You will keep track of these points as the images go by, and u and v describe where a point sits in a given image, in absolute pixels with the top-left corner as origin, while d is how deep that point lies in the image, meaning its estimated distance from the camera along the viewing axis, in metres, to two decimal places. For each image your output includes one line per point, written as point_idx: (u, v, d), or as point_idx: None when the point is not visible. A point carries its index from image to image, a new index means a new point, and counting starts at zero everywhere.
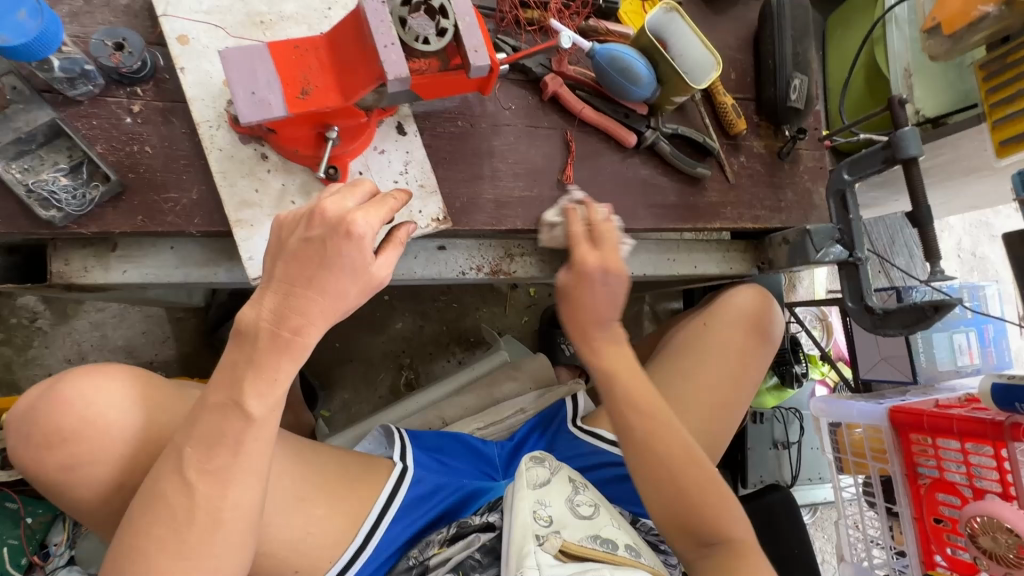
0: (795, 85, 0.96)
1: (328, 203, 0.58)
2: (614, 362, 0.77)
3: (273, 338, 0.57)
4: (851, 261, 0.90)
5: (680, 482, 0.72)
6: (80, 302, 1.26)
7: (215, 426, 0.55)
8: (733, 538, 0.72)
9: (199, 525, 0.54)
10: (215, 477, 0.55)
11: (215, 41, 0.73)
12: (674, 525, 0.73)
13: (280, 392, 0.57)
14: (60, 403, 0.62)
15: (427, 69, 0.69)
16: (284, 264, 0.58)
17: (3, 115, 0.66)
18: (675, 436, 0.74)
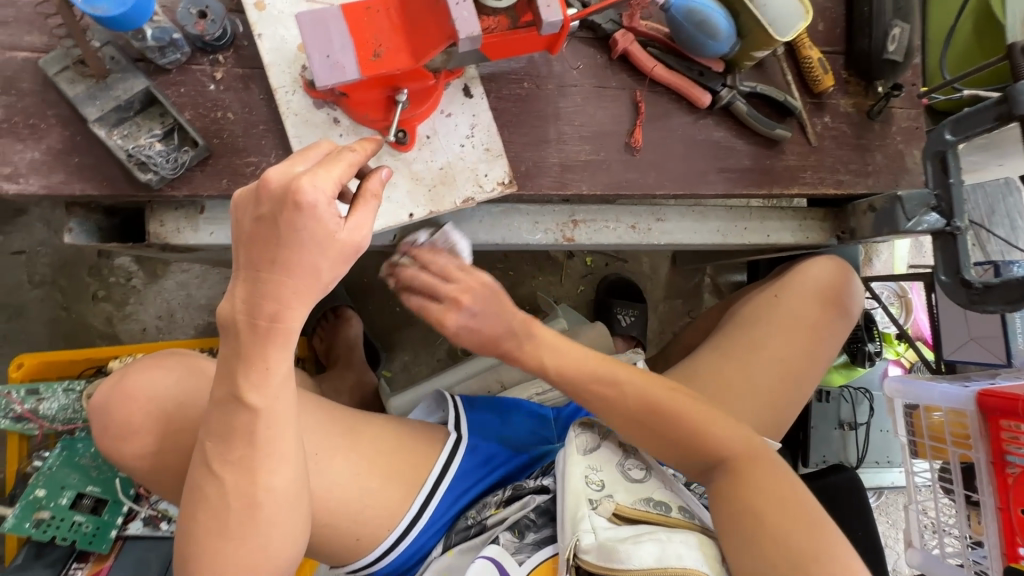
0: (895, 34, 0.87)
1: (275, 176, 0.53)
2: (549, 343, 0.82)
3: (256, 329, 0.56)
4: (947, 231, 0.82)
5: (656, 426, 0.76)
6: (167, 263, 1.37)
7: (225, 422, 0.58)
8: (728, 458, 0.74)
9: (238, 510, 0.59)
10: (237, 467, 0.59)
11: (291, 7, 0.74)
12: (677, 463, 0.77)
13: (276, 378, 0.58)
14: (120, 399, 0.71)
15: (497, 27, 0.67)
16: (245, 249, 0.55)
17: (105, 84, 0.69)
18: (634, 385, 0.78)
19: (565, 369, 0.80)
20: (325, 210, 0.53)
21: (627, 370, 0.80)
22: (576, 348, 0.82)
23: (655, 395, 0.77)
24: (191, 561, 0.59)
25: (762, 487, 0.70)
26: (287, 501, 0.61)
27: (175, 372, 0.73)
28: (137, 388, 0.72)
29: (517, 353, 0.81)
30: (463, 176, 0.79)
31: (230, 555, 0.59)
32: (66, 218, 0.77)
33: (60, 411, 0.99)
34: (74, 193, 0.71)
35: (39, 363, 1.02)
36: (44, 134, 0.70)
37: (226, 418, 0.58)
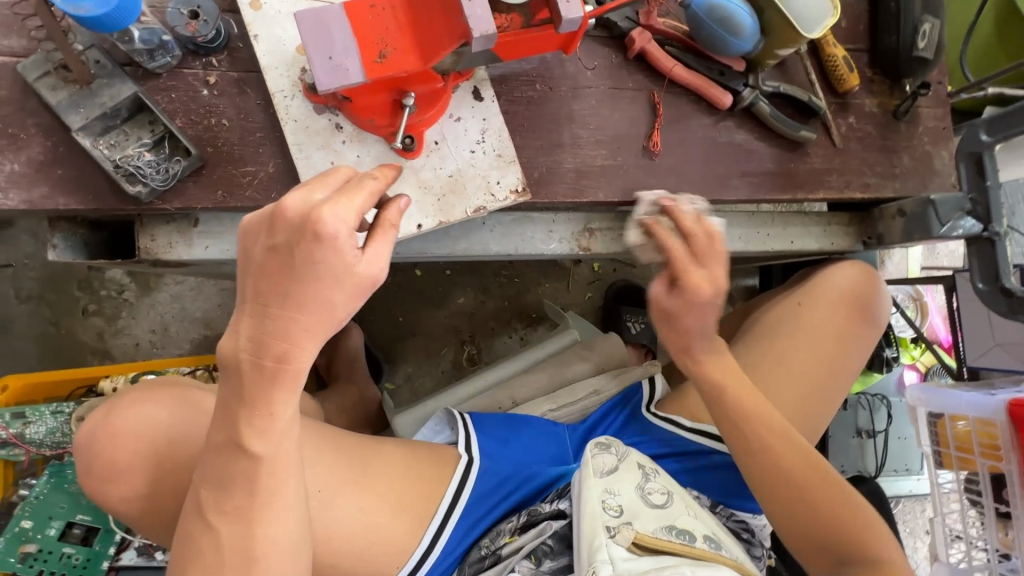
0: (924, 31, 0.82)
1: (292, 204, 0.49)
2: (721, 378, 0.76)
3: (261, 368, 0.51)
4: (985, 236, 0.78)
5: (796, 497, 0.72)
6: (161, 275, 1.31)
7: (222, 468, 0.54)
8: (878, 556, 0.69)
9: (234, 564, 0.54)
10: (235, 518, 0.54)
11: (290, 6, 0.70)
12: (811, 547, 0.72)
13: (281, 422, 0.54)
14: (104, 437, 0.66)
15: (508, 25, 0.63)
16: (254, 280, 0.50)
17: (89, 90, 0.64)
18: (786, 447, 0.73)
19: (751, 421, 0.74)
20: (345, 240, 0.49)
21: (794, 435, 0.75)
22: (761, 400, 0.75)
23: (806, 465, 0.72)
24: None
25: None
26: (288, 552, 0.56)
27: (164, 408, 0.68)
28: (124, 425, 0.66)
29: (695, 369, 0.77)
30: (474, 184, 0.74)
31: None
32: (49, 233, 0.72)
33: (47, 435, 0.94)
34: (57, 208, 0.66)
35: (24, 385, 0.96)
36: (24, 144, 0.65)
37: (225, 463, 0.53)
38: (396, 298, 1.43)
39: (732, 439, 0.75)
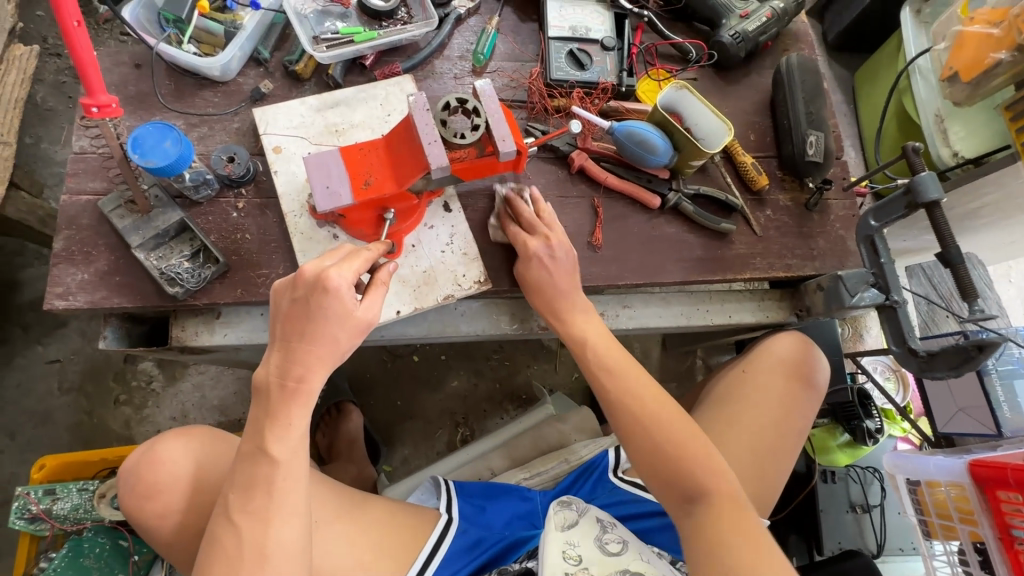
0: (812, 141, 1.01)
1: (309, 267, 0.68)
2: (589, 335, 0.87)
3: (284, 389, 0.67)
4: (888, 304, 0.88)
5: (639, 434, 0.79)
6: (186, 366, 1.47)
7: (249, 473, 0.67)
8: (709, 493, 0.73)
9: (250, 562, 0.64)
10: (254, 516, 0.65)
11: (303, 149, 0.92)
12: (659, 484, 0.76)
13: (297, 433, 0.68)
14: (149, 464, 0.81)
15: (462, 157, 0.82)
16: (281, 324, 0.68)
17: (147, 218, 0.84)
18: (641, 391, 0.82)
19: (606, 370, 0.84)
20: (345, 293, 0.68)
21: (650, 386, 0.83)
22: (616, 350, 0.86)
23: (655, 408, 0.80)
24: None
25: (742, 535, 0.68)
26: (293, 552, 0.66)
27: (201, 442, 0.84)
28: (166, 453, 0.81)
29: (568, 324, 0.88)
30: (444, 278, 0.90)
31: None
32: (102, 326, 0.89)
33: (71, 510, 1.05)
34: (112, 306, 0.84)
35: (58, 465, 1.09)
36: (94, 259, 0.85)
37: (250, 470, 0.67)
38: (394, 382, 1.55)
39: (597, 385, 0.84)
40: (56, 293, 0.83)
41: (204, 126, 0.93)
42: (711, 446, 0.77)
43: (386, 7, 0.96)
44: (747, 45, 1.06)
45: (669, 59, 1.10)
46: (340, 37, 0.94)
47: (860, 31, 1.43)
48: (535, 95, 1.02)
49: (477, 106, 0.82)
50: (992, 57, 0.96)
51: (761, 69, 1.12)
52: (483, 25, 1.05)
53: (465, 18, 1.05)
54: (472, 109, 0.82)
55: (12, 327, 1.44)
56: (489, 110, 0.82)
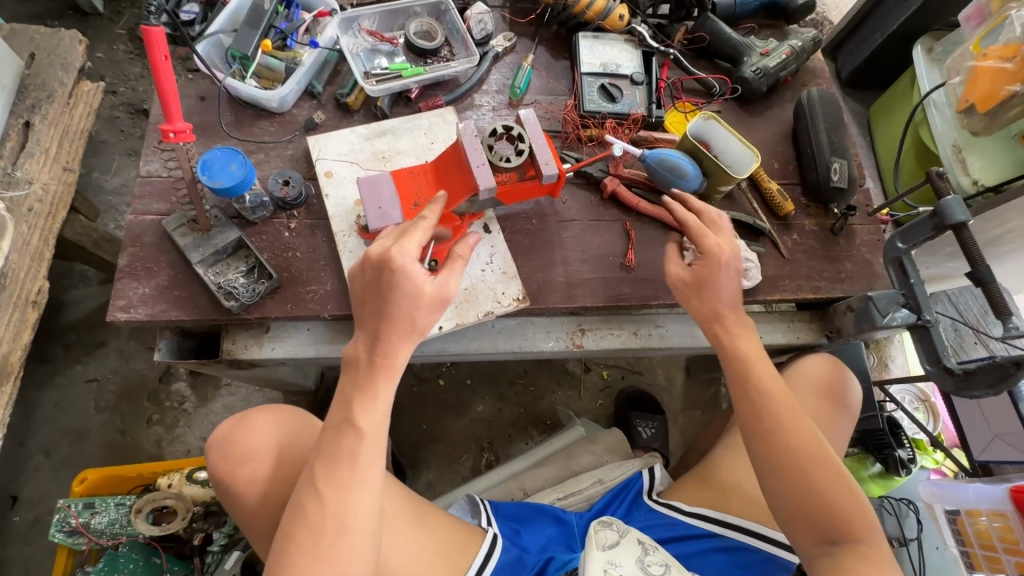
0: (835, 168, 1.06)
1: (375, 250, 0.74)
2: (744, 349, 0.82)
3: (368, 364, 0.73)
4: (920, 324, 0.90)
5: (793, 472, 0.75)
6: (219, 387, 1.50)
7: (335, 442, 0.70)
8: (860, 541, 0.72)
9: (330, 531, 0.67)
10: (337, 487, 0.68)
11: (352, 174, 0.98)
12: (800, 521, 0.74)
13: (381, 406, 0.72)
14: (243, 432, 0.86)
15: (507, 180, 0.88)
16: (363, 305, 0.74)
17: (208, 236, 0.89)
18: (794, 421, 0.77)
19: (758, 393, 0.79)
20: (412, 268, 0.72)
21: (804, 417, 0.77)
22: (769, 372, 0.81)
23: (810, 445, 0.75)
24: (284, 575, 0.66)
25: None
26: (369, 527, 0.69)
27: (291, 417, 0.90)
28: (260, 423, 0.87)
29: (721, 332, 0.84)
30: (484, 295, 0.94)
31: (319, 570, 0.66)
32: (157, 339, 0.93)
33: (108, 525, 1.07)
34: (169, 319, 0.88)
35: (98, 478, 1.11)
36: (155, 274, 0.89)
37: (336, 439, 0.71)
38: (420, 406, 1.57)
39: (745, 404, 0.80)
40: (119, 305, 0.87)
41: (261, 153, 0.99)
42: (862, 495, 0.75)
43: (432, 46, 1.04)
44: (768, 79, 1.12)
45: (694, 93, 1.16)
46: (389, 73, 1.03)
47: (873, 69, 1.50)
48: (569, 125, 1.08)
49: (521, 132, 0.88)
50: (1007, 89, 1.00)
51: (781, 102, 1.18)
52: (519, 62, 1.13)
53: (503, 55, 1.13)
54: (516, 136, 0.88)
55: (54, 346, 1.49)
56: (532, 136, 0.88)
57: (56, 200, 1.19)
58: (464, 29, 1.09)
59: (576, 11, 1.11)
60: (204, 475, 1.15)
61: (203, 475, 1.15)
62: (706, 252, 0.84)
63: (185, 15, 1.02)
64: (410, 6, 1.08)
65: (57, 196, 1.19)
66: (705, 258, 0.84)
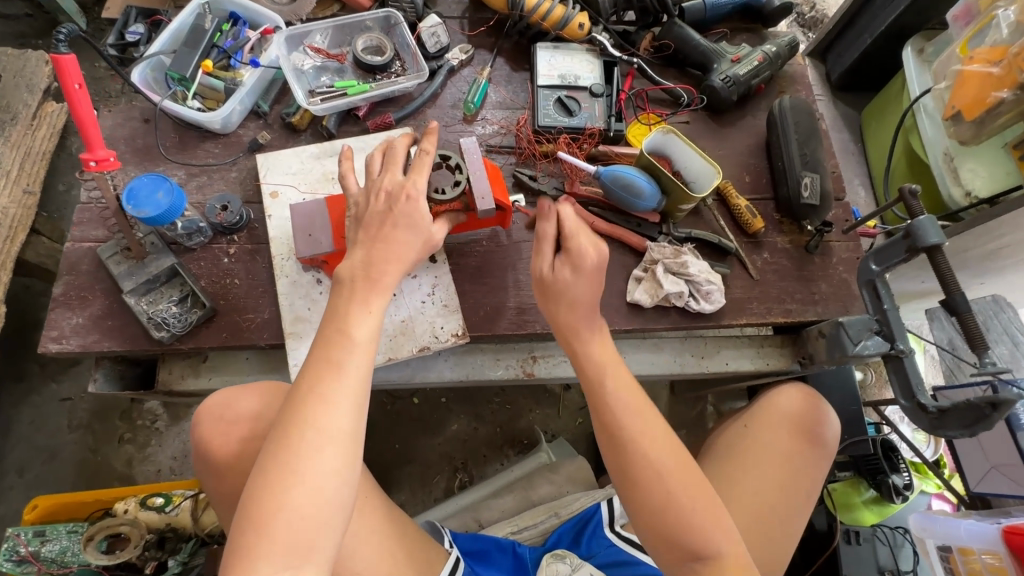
0: (806, 183, 0.99)
1: (389, 182, 0.77)
2: (602, 355, 0.79)
3: (365, 279, 0.72)
4: (893, 353, 0.82)
5: (649, 488, 0.72)
6: (190, 406, 1.49)
7: (325, 351, 0.69)
8: (721, 555, 0.70)
9: (312, 437, 0.64)
10: (321, 398, 0.66)
11: (296, 197, 0.95)
12: (660, 540, 0.72)
13: (374, 320, 0.71)
14: (234, 394, 0.84)
15: (446, 214, 0.83)
16: (362, 231, 0.75)
17: (141, 263, 0.87)
18: (647, 432, 0.74)
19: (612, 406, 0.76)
20: (423, 201, 0.76)
21: (657, 424, 0.75)
22: (624, 381, 0.77)
23: (666, 459, 0.73)
24: (258, 494, 0.62)
25: None
26: (349, 439, 0.66)
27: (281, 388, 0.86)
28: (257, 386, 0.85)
29: (577, 341, 0.79)
30: (422, 329, 0.90)
31: (296, 482, 0.62)
32: (93, 369, 0.91)
33: (60, 553, 1.07)
34: (102, 350, 0.86)
35: (51, 505, 1.10)
36: (89, 303, 0.87)
37: (326, 351, 0.69)
38: (393, 425, 1.53)
39: (599, 416, 0.76)
40: (51, 336, 0.86)
41: (203, 176, 0.97)
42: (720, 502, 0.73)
43: (380, 61, 1.01)
44: (738, 88, 1.06)
45: (660, 104, 1.10)
46: (334, 91, 1.00)
47: (865, 70, 1.41)
48: (524, 140, 1.03)
49: (460, 163, 0.83)
50: (993, 95, 0.95)
51: (755, 111, 1.11)
52: (475, 75, 1.09)
53: (459, 69, 1.09)
54: (455, 165, 0.83)
55: (29, 365, 1.50)
56: (472, 167, 0.83)
57: (16, 223, 1.19)
58: (415, 42, 1.05)
59: (533, 20, 1.06)
60: (160, 501, 1.13)
61: (159, 501, 1.13)
62: (577, 255, 0.76)
63: (129, 37, 1.01)
64: (360, 20, 1.05)
65: (17, 219, 1.19)
66: (573, 263, 0.76)
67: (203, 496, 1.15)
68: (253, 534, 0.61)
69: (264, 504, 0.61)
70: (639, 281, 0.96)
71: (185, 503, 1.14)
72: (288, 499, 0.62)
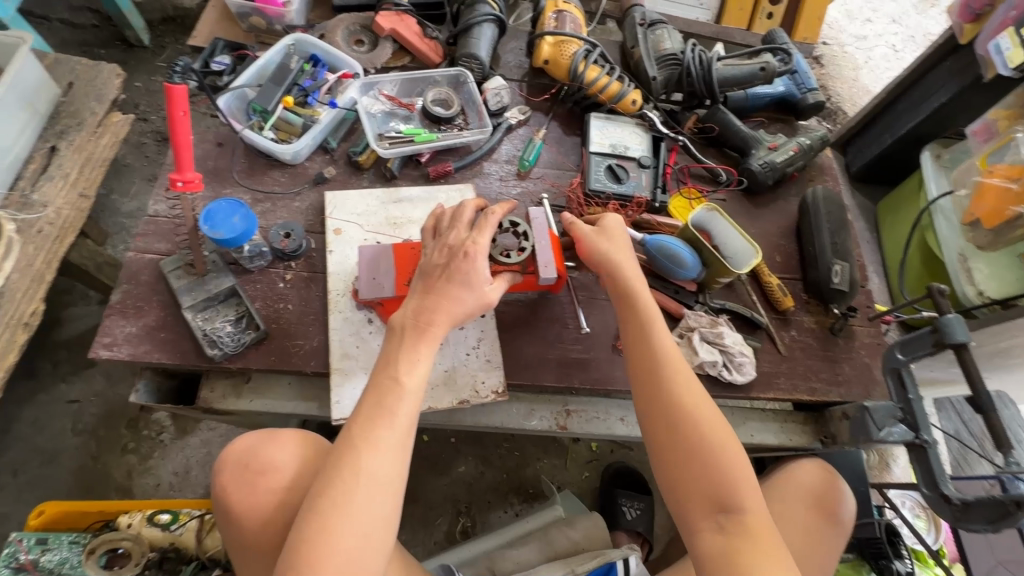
0: (837, 270, 1.05)
1: (453, 238, 0.81)
2: (653, 319, 0.86)
3: (415, 328, 0.75)
4: (918, 443, 0.86)
5: (668, 396, 0.81)
6: (198, 421, 1.47)
7: (377, 397, 0.71)
8: (744, 510, 0.75)
9: (362, 488, 0.65)
10: (370, 443, 0.68)
11: (359, 235, 0.99)
12: (681, 477, 0.78)
13: (423, 366, 0.73)
14: (266, 441, 0.82)
15: (506, 273, 0.85)
16: (422, 282, 0.79)
17: (202, 280, 0.90)
18: (676, 358, 0.84)
19: (684, 410, 0.80)
20: (481, 259, 0.78)
21: (697, 380, 0.83)
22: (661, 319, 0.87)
23: (700, 411, 0.80)
24: (311, 537, 0.63)
25: (772, 551, 0.72)
26: (394, 485, 0.67)
27: (307, 438, 0.84)
28: (286, 431, 0.83)
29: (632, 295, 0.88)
30: (464, 382, 0.92)
31: (346, 527, 0.64)
32: (136, 379, 0.92)
33: (58, 564, 1.04)
34: (151, 361, 0.87)
35: (56, 513, 1.08)
36: (144, 313, 0.89)
37: (378, 398, 0.70)
38: None
39: (644, 367, 0.84)
40: (103, 342, 0.87)
41: (267, 203, 1.01)
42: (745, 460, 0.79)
43: (447, 114, 1.08)
44: (775, 173, 1.13)
45: (701, 180, 1.17)
46: (401, 136, 1.06)
47: (883, 167, 1.51)
48: (573, 202, 1.09)
49: (528, 231, 0.88)
50: (1012, 209, 1.04)
51: (787, 196, 1.19)
52: (531, 135, 1.15)
53: (516, 127, 1.16)
54: (522, 232, 0.88)
55: (42, 362, 1.49)
56: (537, 236, 0.88)
57: (67, 224, 1.21)
58: (480, 100, 1.12)
59: (590, 92, 1.15)
60: (166, 518, 1.11)
61: (165, 518, 1.11)
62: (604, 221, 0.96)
63: (215, 66, 1.08)
64: (431, 75, 1.13)
65: (68, 221, 1.21)
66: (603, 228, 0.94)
67: (210, 517, 1.12)
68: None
69: (317, 548, 0.62)
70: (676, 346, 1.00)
71: (191, 523, 1.11)
72: (338, 541, 0.63)
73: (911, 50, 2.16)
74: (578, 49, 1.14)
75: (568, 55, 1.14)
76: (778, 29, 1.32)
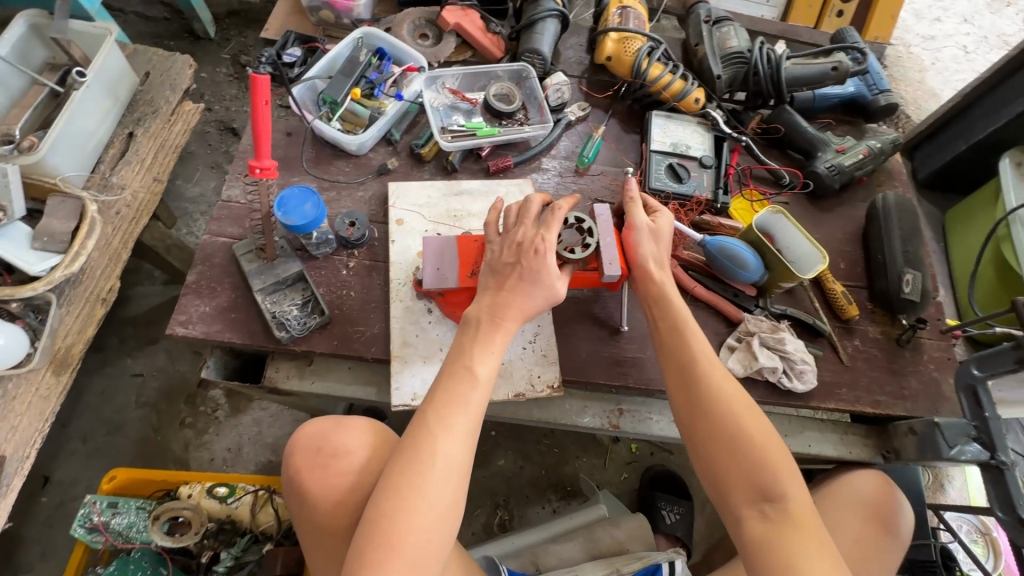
0: (908, 279, 1.00)
1: (521, 235, 0.81)
2: (682, 311, 0.85)
3: (488, 321, 0.77)
4: (993, 463, 0.82)
5: (700, 387, 0.80)
6: (250, 400, 1.53)
7: (452, 385, 0.72)
8: (788, 499, 0.73)
9: (438, 471, 0.67)
10: (445, 428, 0.70)
11: (422, 225, 1.01)
12: (721, 467, 0.77)
13: (495, 357, 0.75)
14: (336, 427, 0.85)
15: (570, 267, 0.86)
16: (492, 278, 0.80)
17: (271, 265, 0.94)
18: (704, 349, 0.83)
19: (720, 401, 0.79)
20: (551, 256, 0.79)
21: (727, 371, 0.82)
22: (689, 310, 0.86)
23: (731, 400, 0.79)
24: (389, 514, 0.65)
25: (817, 541, 0.70)
26: (464, 469, 0.69)
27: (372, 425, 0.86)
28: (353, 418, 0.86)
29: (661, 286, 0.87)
30: (519, 374, 0.93)
31: (424, 508, 0.66)
32: (207, 356, 0.97)
33: (126, 528, 1.10)
34: (222, 340, 0.91)
35: (126, 479, 1.14)
36: (217, 294, 0.93)
37: (451, 385, 0.72)
38: None
39: (675, 360, 0.83)
40: (180, 320, 0.91)
41: (333, 192, 1.04)
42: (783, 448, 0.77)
43: (509, 109, 1.08)
44: (842, 177, 1.09)
45: (763, 182, 1.14)
46: (464, 131, 1.07)
47: (954, 174, 1.44)
48: None
49: (592, 227, 0.88)
50: None
51: (853, 201, 1.15)
52: (590, 131, 1.15)
53: (575, 123, 1.15)
54: (587, 229, 0.88)
55: (110, 338, 1.57)
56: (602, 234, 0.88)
57: (141, 207, 1.27)
58: (542, 96, 1.13)
59: (653, 90, 1.14)
60: (223, 491, 1.16)
61: (223, 491, 1.16)
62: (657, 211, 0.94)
63: (287, 58, 1.11)
64: (493, 70, 1.14)
65: (143, 204, 1.27)
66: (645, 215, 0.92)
67: (264, 494, 1.16)
68: (382, 552, 0.63)
69: (396, 526, 0.64)
70: (733, 350, 0.98)
71: (247, 497, 1.16)
72: (414, 521, 0.65)
73: (984, 52, 2.04)
74: (642, 46, 1.13)
75: (632, 51, 1.13)
76: (849, 28, 1.28)
